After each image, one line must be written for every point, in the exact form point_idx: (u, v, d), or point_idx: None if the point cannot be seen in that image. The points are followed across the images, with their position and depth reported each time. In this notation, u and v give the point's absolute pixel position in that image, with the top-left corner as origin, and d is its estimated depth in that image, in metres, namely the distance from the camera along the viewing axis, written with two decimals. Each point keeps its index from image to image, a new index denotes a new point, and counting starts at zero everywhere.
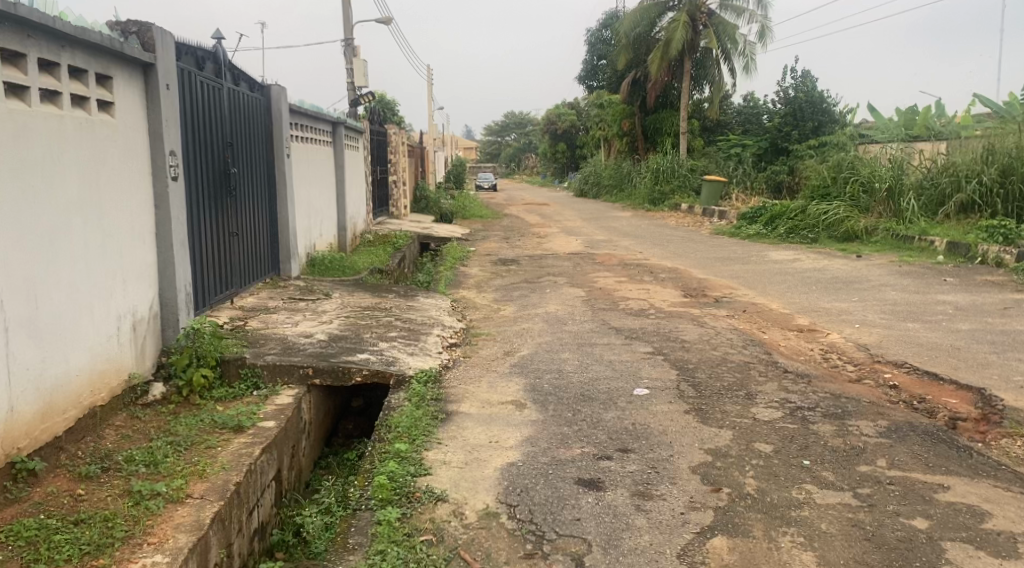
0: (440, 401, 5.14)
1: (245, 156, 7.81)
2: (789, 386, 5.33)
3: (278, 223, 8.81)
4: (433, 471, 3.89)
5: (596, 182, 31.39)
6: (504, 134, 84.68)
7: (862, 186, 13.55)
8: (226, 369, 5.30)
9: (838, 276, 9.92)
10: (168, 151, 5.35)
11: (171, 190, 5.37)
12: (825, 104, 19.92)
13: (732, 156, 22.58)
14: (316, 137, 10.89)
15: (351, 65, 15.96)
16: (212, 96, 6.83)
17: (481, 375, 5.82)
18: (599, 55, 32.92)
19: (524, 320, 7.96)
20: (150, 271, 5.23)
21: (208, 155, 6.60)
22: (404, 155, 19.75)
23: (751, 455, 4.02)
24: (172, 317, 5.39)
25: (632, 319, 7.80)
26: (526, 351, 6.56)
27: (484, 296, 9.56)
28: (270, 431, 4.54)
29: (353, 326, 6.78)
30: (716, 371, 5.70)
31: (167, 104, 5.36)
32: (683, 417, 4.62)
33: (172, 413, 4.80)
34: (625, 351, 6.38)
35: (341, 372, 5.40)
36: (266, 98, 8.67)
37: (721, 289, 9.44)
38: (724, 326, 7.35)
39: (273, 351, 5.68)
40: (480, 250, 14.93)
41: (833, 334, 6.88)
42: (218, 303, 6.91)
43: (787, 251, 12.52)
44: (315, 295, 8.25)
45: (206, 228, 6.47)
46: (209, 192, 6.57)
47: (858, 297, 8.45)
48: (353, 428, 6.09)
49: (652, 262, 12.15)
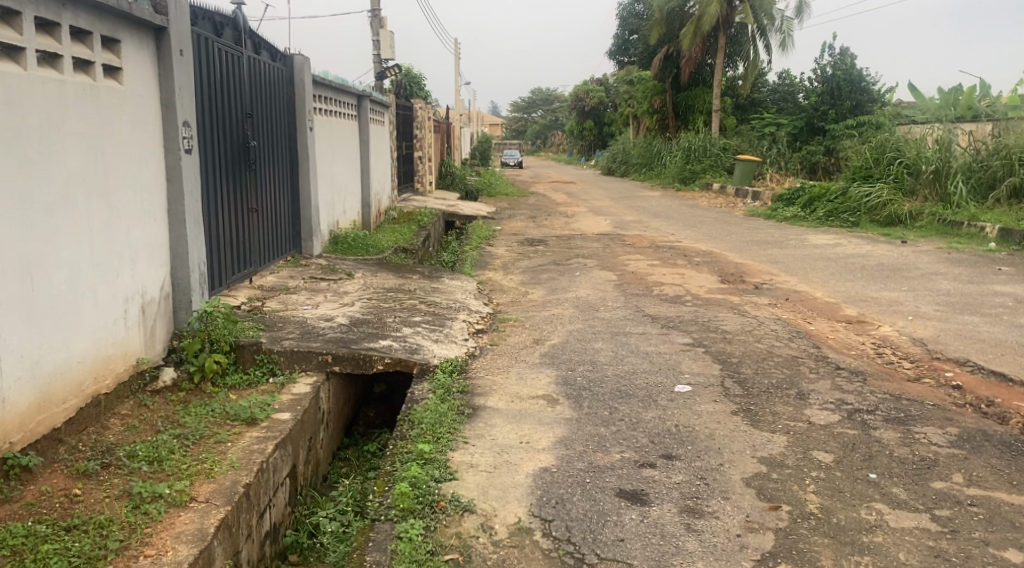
0: (466, 394, 4.81)
1: (266, 129, 7.48)
2: (844, 385, 4.93)
3: (299, 199, 8.49)
4: (459, 476, 3.55)
5: (625, 160, 30.81)
6: (531, 111, 83.96)
7: (907, 168, 12.97)
8: (241, 355, 4.99)
9: (884, 263, 9.43)
10: (181, 122, 5.01)
11: (184, 164, 5.05)
12: (864, 82, 19.02)
13: (766, 135, 21.89)
14: (340, 110, 10.53)
15: (377, 37, 15.55)
16: (230, 65, 6.49)
17: (511, 365, 5.47)
18: (631, 30, 32.17)
19: (553, 305, 7.60)
20: (161, 249, 4.91)
21: (226, 128, 6.27)
22: (430, 129, 19.36)
23: (810, 465, 3.66)
24: (185, 298, 5.07)
25: (668, 306, 7.41)
26: (557, 339, 6.21)
27: (512, 279, 9.20)
28: (284, 424, 4.22)
29: (375, 310, 6.45)
30: (763, 367, 5.31)
31: (181, 70, 5.02)
32: (730, 420, 4.25)
33: (182, 401, 4.50)
34: (663, 342, 6.00)
35: (363, 360, 5.09)
36: (289, 68, 8.32)
37: (760, 275, 9.01)
38: (767, 316, 6.95)
39: (291, 335, 5.37)
40: (506, 229, 14.56)
41: (885, 327, 6.46)
42: (236, 282, 6.63)
43: (827, 235, 12.05)
44: (337, 275, 7.94)
45: (223, 204, 6.16)
46: (226, 166, 6.25)
47: (908, 286, 7.99)
48: (375, 416, 5.80)
49: (685, 245, 11.71)
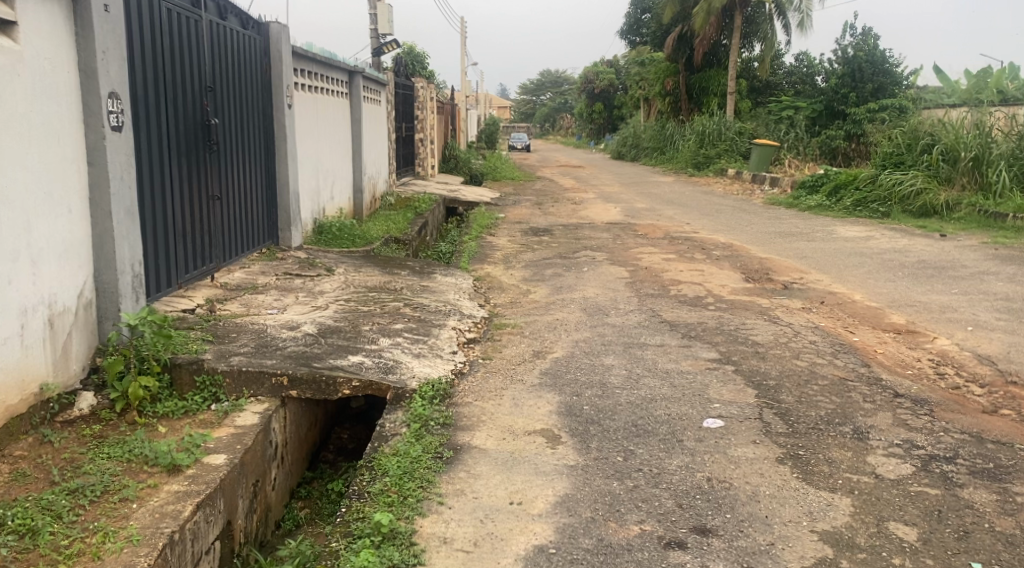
0: (448, 427, 3.94)
1: (232, 105, 6.57)
2: (909, 420, 4.03)
3: (275, 185, 7.60)
4: (424, 559, 2.73)
5: (635, 145, 29.85)
6: (539, 94, 82.92)
7: (943, 154, 11.97)
8: (178, 376, 4.15)
9: (925, 259, 8.51)
10: (107, 94, 4.13)
11: (111, 143, 4.17)
12: (887, 64, 18.01)
13: (783, 119, 20.86)
14: (327, 87, 9.62)
15: (375, 10, 14.58)
16: (185, 29, 5.58)
17: (504, 387, 4.60)
18: (643, 9, 31.04)
19: (557, 307, 6.72)
20: (79, 247, 4.03)
21: (178, 105, 5.39)
22: (432, 110, 18.40)
23: (889, 546, 2.80)
24: (112, 305, 4.19)
25: (687, 310, 6.52)
26: (562, 351, 5.34)
27: (513, 274, 8.33)
28: (215, 471, 3.37)
29: (350, 315, 5.57)
30: (807, 394, 4.42)
31: (106, 30, 4.13)
32: (776, 472, 3.37)
33: (97, 436, 3.66)
34: (685, 357, 5.13)
35: (326, 384, 4.23)
36: (264, 38, 7.41)
37: (788, 273, 8.09)
38: (803, 324, 6.06)
39: (244, 349, 4.51)
40: (511, 216, 13.67)
41: (941, 340, 5.57)
42: (193, 280, 5.76)
43: (857, 226, 11.13)
44: (316, 270, 7.07)
45: (173, 190, 5.28)
46: (177, 146, 5.37)
47: (959, 288, 7.08)
48: (349, 440, 4.99)
49: (702, 236, 10.82)
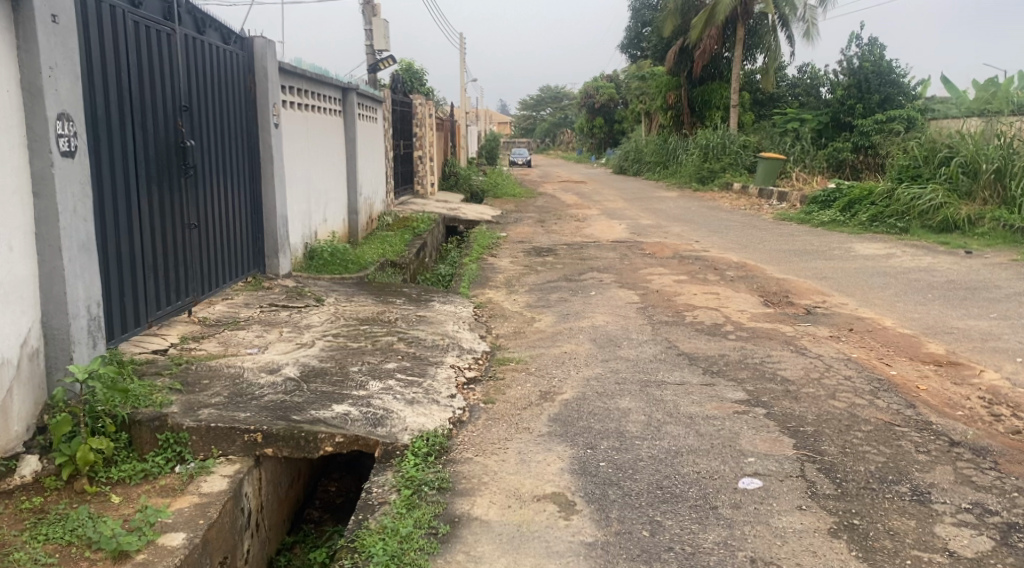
0: (445, 492, 3.43)
1: (211, 124, 6.10)
2: (974, 477, 3.51)
3: (260, 209, 7.12)
4: None
5: (637, 160, 29.42)
6: (539, 110, 82.88)
7: (963, 167, 11.49)
8: (138, 434, 3.64)
9: (954, 280, 7.99)
10: (55, 115, 3.65)
11: (62, 171, 3.69)
12: (894, 74, 17.53)
13: (788, 131, 20.39)
14: (319, 105, 9.15)
15: (370, 26, 14.17)
16: (155, 44, 5.12)
17: (509, 438, 4.08)
18: (644, 23, 30.76)
19: (565, 338, 6.21)
20: (21, 289, 3.53)
21: (147, 126, 4.91)
22: (431, 127, 17.95)
23: None
24: (62, 355, 3.69)
25: (706, 340, 6.01)
26: (572, 392, 4.83)
27: (516, 300, 7.83)
28: (168, 559, 2.87)
29: (338, 354, 5.06)
30: (851, 443, 3.90)
31: (54, 44, 3.66)
32: (831, 551, 2.89)
33: (36, 511, 3.18)
34: (708, 398, 4.61)
35: (305, 441, 3.71)
36: (248, 54, 6.95)
37: (809, 296, 7.58)
38: (833, 355, 5.55)
39: (216, 399, 4.00)
40: (512, 235, 13.17)
41: (989, 373, 5.06)
42: (166, 317, 5.26)
43: (875, 243, 10.64)
44: (304, 301, 6.57)
45: (140, 218, 4.78)
46: (146, 169, 4.88)
47: (997, 313, 6.56)
48: (337, 495, 4.48)
49: (713, 255, 10.32)
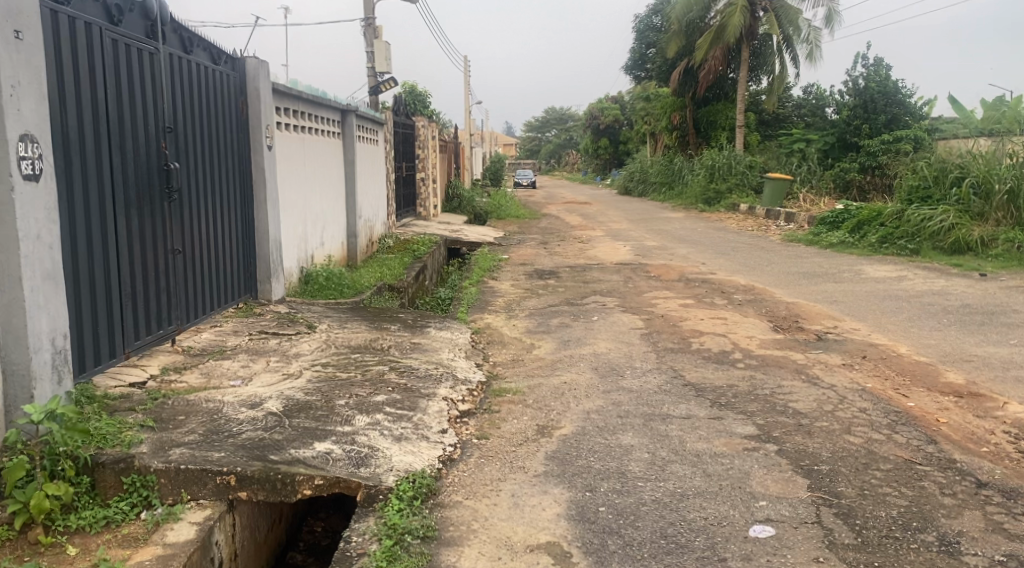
0: (430, 541, 3.17)
1: (199, 146, 5.89)
2: (1005, 523, 3.24)
3: (252, 233, 6.89)
4: None
5: (643, 181, 29.19)
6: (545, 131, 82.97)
7: (974, 188, 11.25)
8: (101, 477, 3.38)
9: (970, 304, 7.70)
10: (16, 137, 3.43)
11: (24, 196, 3.48)
12: (900, 94, 17.26)
13: (794, 152, 20.17)
14: (316, 127, 8.96)
15: (371, 47, 14.02)
16: (136, 64, 4.92)
17: (502, 478, 3.81)
18: (648, 44, 30.67)
19: (565, 366, 5.94)
20: None
21: (126, 149, 4.70)
22: (434, 149, 17.76)
23: None
24: (22, 392, 3.47)
25: (713, 369, 5.74)
26: (571, 426, 4.56)
27: (516, 325, 7.57)
28: None
29: (326, 386, 4.79)
30: (869, 484, 3.62)
31: (17, 61, 3.45)
32: None
33: None
34: (717, 434, 4.33)
35: (282, 484, 3.45)
36: (240, 74, 6.75)
37: (819, 321, 7.30)
38: (847, 385, 5.27)
39: (191, 437, 3.74)
40: (515, 258, 12.92)
41: (1013, 405, 4.78)
42: (147, 348, 5.02)
43: (886, 266, 10.37)
44: (295, 327, 6.32)
45: (117, 245, 4.56)
46: (124, 193, 4.66)
47: (1017, 339, 6.29)
48: (323, 536, 4.21)
49: (719, 278, 10.05)
